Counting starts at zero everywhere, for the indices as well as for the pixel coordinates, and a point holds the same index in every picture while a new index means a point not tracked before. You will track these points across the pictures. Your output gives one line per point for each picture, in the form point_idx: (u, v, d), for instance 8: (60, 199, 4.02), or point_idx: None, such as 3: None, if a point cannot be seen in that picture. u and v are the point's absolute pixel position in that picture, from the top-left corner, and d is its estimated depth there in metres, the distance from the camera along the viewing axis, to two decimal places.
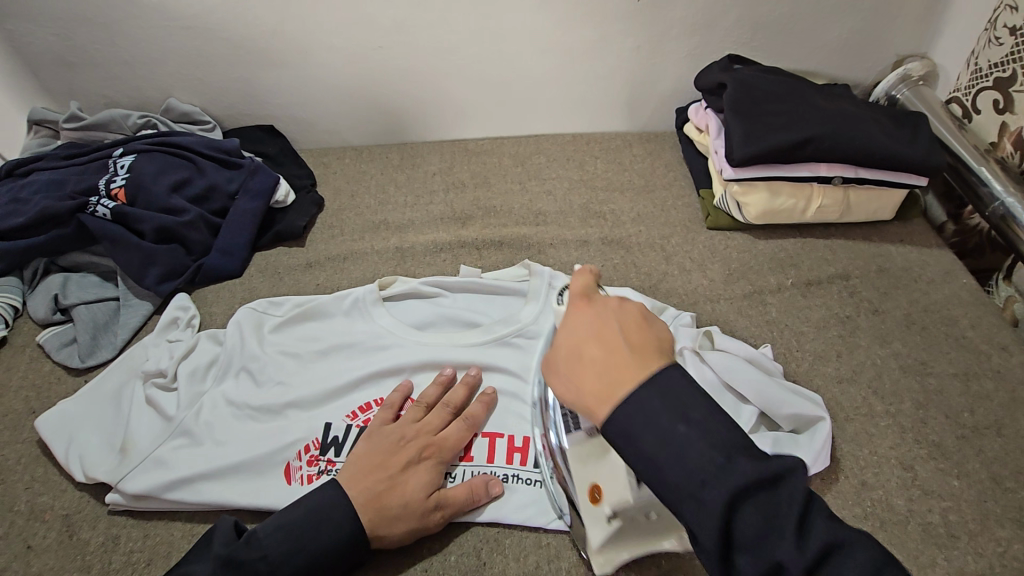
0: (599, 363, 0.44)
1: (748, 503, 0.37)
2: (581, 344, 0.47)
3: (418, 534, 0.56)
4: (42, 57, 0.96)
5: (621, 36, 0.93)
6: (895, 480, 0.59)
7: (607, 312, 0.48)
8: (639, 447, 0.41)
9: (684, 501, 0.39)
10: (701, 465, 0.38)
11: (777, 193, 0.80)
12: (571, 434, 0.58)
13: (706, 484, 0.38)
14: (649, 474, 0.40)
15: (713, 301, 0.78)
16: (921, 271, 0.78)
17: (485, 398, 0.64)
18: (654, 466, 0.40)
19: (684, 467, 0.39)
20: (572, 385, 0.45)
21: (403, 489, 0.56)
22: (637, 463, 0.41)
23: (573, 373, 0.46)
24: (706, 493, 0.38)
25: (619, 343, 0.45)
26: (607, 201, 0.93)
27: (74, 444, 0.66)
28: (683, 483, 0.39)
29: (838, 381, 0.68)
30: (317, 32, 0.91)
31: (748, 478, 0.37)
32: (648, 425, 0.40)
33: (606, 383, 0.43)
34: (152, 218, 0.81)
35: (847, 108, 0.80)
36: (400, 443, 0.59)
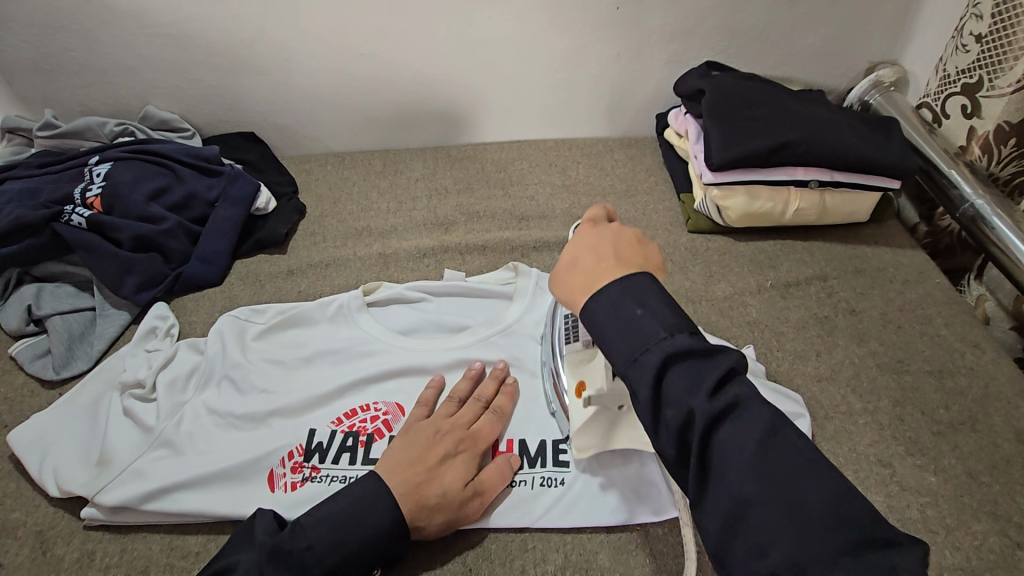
0: (587, 263, 0.46)
1: (680, 365, 0.40)
2: (572, 247, 0.49)
3: (459, 523, 0.57)
4: (16, 65, 0.94)
5: (601, 44, 0.94)
6: (874, 477, 0.60)
7: (606, 226, 0.50)
8: (606, 325, 0.43)
9: (627, 365, 0.42)
10: (646, 335, 0.42)
11: (755, 197, 0.82)
12: (569, 342, 0.61)
13: (647, 350, 0.41)
14: (607, 347, 0.43)
15: (696, 303, 0.78)
16: (896, 271, 0.80)
17: (497, 374, 0.66)
18: (604, 337, 0.43)
19: (633, 337, 0.42)
20: (558, 282, 0.48)
21: (441, 481, 0.56)
22: (598, 342, 0.44)
23: (561, 272, 0.48)
24: (642, 353, 0.41)
25: (609, 251, 0.47)
26: (590, 206, 0.94)
27: (48, 457, 0.64)
28: (629, 349, 0.42)
29: (818, 379, 0.69)
30: (295, 41, 0.91)
31: (679, 346, 0.40)
32: (618, 307, 0.43)
33: (590, 280, 0.46)
34: (130, 227, 0.80)
35: (822, 112, 0.82)
36: (436, 438, 0.59)
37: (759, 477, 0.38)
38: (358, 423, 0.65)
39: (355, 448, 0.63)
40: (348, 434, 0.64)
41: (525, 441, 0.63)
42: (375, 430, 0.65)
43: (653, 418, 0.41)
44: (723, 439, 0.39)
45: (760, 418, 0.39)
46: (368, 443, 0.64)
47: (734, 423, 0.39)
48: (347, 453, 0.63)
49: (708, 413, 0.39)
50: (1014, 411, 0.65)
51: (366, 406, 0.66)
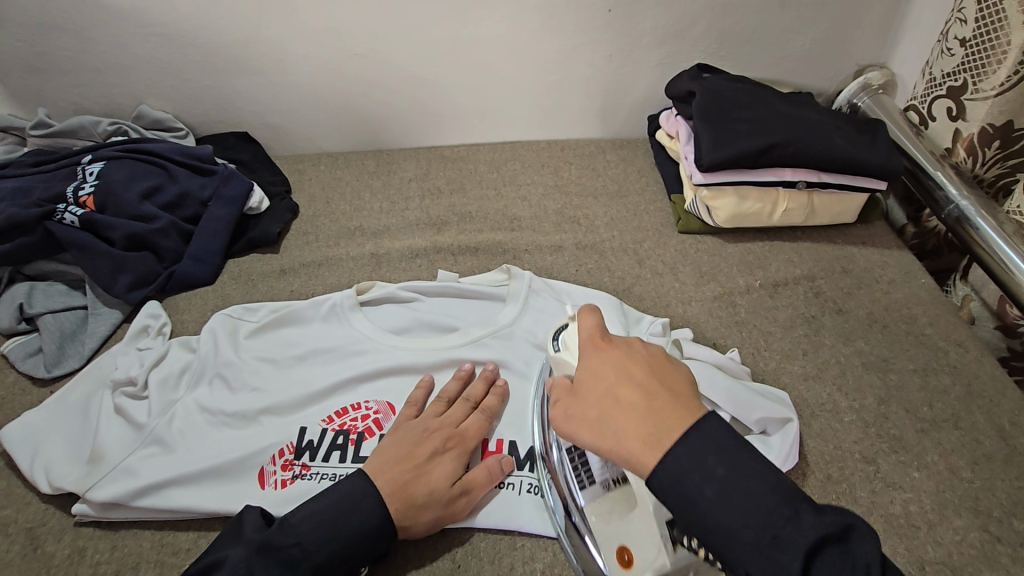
0: (640, 406, 0.43)
1: (822, 562, 0.37)
2: (612, 386, 0.45)
3: (446, 520, 0.57)
4: (9, 64, 0.95)
5: (593, 46, 0.95)
6: (858, 474, 0.61)
7: (632, 352, 0.47)
8: (708, 512, 0.40)
9: (759, 564, 0.38)
10: (772, 524, 0.38)
11: (744, 197, 0.83)
12: (586, 488, 0.56)
13: (779, 543, 0.38)
14: (722, 540, 0.40)
15: (685, 303, 0.79)
16: (882, 271, 0.81)
17: (486, 375, 0.67)
18: (722, 531, 0.39)
19: (757, 527, 0.39)
20: (610, 431, 0.44)
21: (428, 478, 0.57)
22: (709, 535, 0.40)
23: (609, 418, 0.44)
24: (779, 551, 0.38)
25: (653, 388, 0.44)
26: (582, 207, 0.94)
27: (38, 454, 0.64)
28: (757, 546, 0.38)
29: (804, 378, 0.69)
30: (289, 41, 0.92)
31: (816, 535, 0.38)
32: (705, 477, 0.40)
33: (649, 430, 0.42)
34: (123, 226, 0.80)
35: (811, 115, 0.83)
36: (425, 436, 0.60)
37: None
38: (349, 422, 0.65)
39: (346, 446, 0.64)
40: (338, 432, 0.65)
41: (515, 442, 0.64)
42: (366, 428, 0.65)
43: None
44: None
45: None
46: (358, 441, 0.64)
47: None
48: (337, 451, 0.63)
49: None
50: (996, 409, 0.66)
51: (357, 405, 0.67)
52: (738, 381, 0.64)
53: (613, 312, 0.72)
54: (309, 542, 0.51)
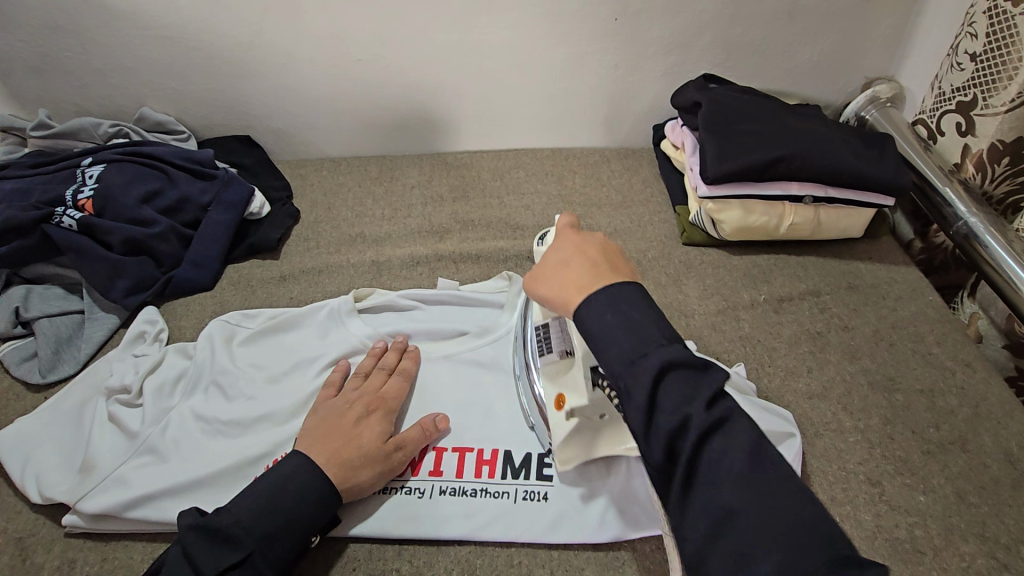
0: (582, 264, 0.47)
1: (675, 375, 0.41)
2: (561, 251, 0.49)
3: (389, 476, 0.60)
4: (11, 65, 0.94)
5: (599, 56, 0.94)
6: (863, 496, 0.60)
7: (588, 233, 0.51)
8: (597, 326, 0.44)
9: (623, 366, 0.42)
10: (646, 338, 0.42)
11: (750, 211, 0.81)
12: (543, 355, 0.61)
13: (646, 354, 0.41)
14: (601, 348, 0.43)
15: (689, 316, 0.78)
16: (889, 288, 0.80)
17: (398, 347, 0.69)
18: (602, 335, 0.43)
19: (631, 339, 0.42)
20: (549, 280, 0.48)
21: (357, 441, 0.59)
22: (592, 347, 0.44)
23: (552, 271, 0.48)
24: (643, 358, 0.41)
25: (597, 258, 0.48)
26: (585, 217, 0.94)
27: (29, 464, 0.63)
28: (626, 350, 0.42)
29: (808, 396, 0.68)
30: (294, 46, 0.91)
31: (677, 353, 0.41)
32: (608, 308, 0.44)
33: (581, 283, 0.46)
34: (120, 229, 0.79)
35: (818, 128, 0.82)
36: (345, 407, 0.62)
37: (740, 491, 0.38)
38: None
39: None
40: None
41: (511, 452, 0.63)
42: None
43: (647, 422, 0.41)
44: (716, 449, 0.39)
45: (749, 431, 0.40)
46: None
47: (722, 438, 0.40)
48: None
49: (703, 422, 0.39)
50: (1004, 432, 0.65)
51: None
52: (743, 395, 0.63)
53: None
54: (254, 530, 0.53)
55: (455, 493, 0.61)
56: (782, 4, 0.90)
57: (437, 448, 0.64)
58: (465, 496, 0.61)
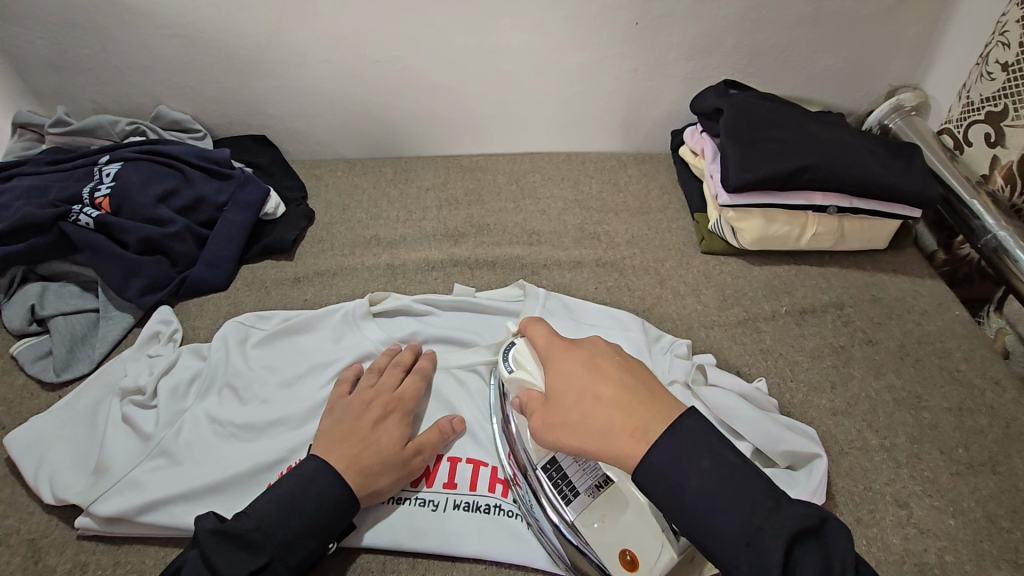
0: (618, 400, 0.46)
1: (802, 555, 0.39)
2: (591, 396, 0.48)
3: (406, 479, 0.59)
4: (29, 61, 0.94)
5: (619, 60, 0.93)
6: (890, 518, 0.59)
7: (600, 365, 0.50)
8: (695, 502, 0.41)
9: (741, 549, 0.40)
10: (755, 510, 0.40)
11: (772, 220, 0.80)
12: (573, 501, 0.56)
13: (763, 530, 0.39)
14: (709, 532, 0.41)
15: (708, 327, 0.77)
16: (914, 302, 0.78)
17: (412, 348, 0.69)
18: (708, 518, 0.41)
19: (740, 514, 0.40)
20: (591, 427, 0.46)
21: (377, 445, 0.59)
22: (694, 522, 0.41)
23: (589, 414, 0.47)
24: (761, 540, 0.39)
25: (630, 393, 0.47)
26: (602, 223, 0.92)
27: (42, 464, 0.63)
28: (739, 530, 0.40)
29: (832, 413, 0.67)
30: (311, 46, 0.91)
31: (798, 525, 0.39)
32: (691, 471, 0.42)
33: (633, 428, 0.45)
34: (136, 228, 0.79)
35: (843, 136, 0.81)
36: (363, 408, 0.62)
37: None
38: None
39: None
40: None
41: None
42: None
43: None
44: None
45: None
46: None
47: None
48: None
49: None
50: None
51: None
52: (764, 412, 0.62)
53: (634, 335, 0.71)
54: (274, 536, 0.52)
55: (469, 508, 0.61)
56: (807, 10, 0.88)
57: (451, 459, 0.64)
58: (479, 511, 0.60)
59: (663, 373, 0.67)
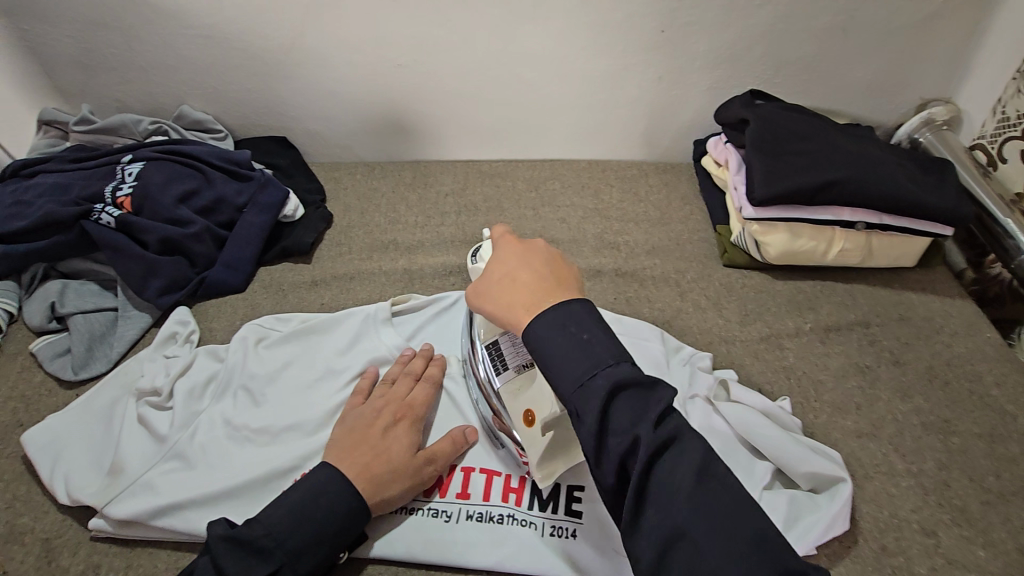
0: (529, 280, 0.49)
1: (623, 397, 0.42)
2: (509, 272, 0.50)
3: (418, 489, 0.59)
4: (57, 59, 0.95)
5: (643, 68, 0.92)
6: (917, 547, 0.57)
7: (532, 249, 0.51)
8: (548, 348, 0.45)
9: (574, 388, 0.43)
10: (596, 359, 0.43)
11: (797, 234, 0.78)
12: (501, 373, 0.60)
13: (595, 375, 0.43)
14: (553, 370, 0.44)
15: (729, 342, 0.75)
16: (943, 322, 0.76)
17: (424, 353, 0.69)
18: (553, 362, 0.44)
19: (581, 361, 0.43)
20: (497, 299, 0.49)
21: (387, 454, 0.58)
22: (543, 365, 0.45)
23: (500, 289, 0.50)
24: (593, 382, 0.42)
25: (544, 276, 0.49)
26: (622, 232, 0.91)
27: (58, 465, 0.63)
28: (577, 372, 0.43)
29: (857, 435, 0.65)
30: (334, 49, 0.90)
31: (627, 375, 0.43)
32: (558, 328, 0.45)
33: (528, 302, 0.48)
34: (157, 229, 0.79)
35: (872, 150, 0.79)
36: (373, 416, 0.61)
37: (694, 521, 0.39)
38: None
39: None
40: None
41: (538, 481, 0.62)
42: None
43: (596, 445, 0.42)
44: (662, 472, 0.40)
45: (693, 452, 0.41)
46: None
47: (673, 457, 0.41)
48: None
49: (650, 441, 0.40)
50: None
51: None
52: (788, 432, 0.60)
53: (653, 347, 0.70)
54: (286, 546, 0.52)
55: (482, 519, 0.60)
56: (837, 20, 0.86)
57: (465, 468, 0.63)
58: (491, 522, 0.59)
59: (684, 385, 0.66)
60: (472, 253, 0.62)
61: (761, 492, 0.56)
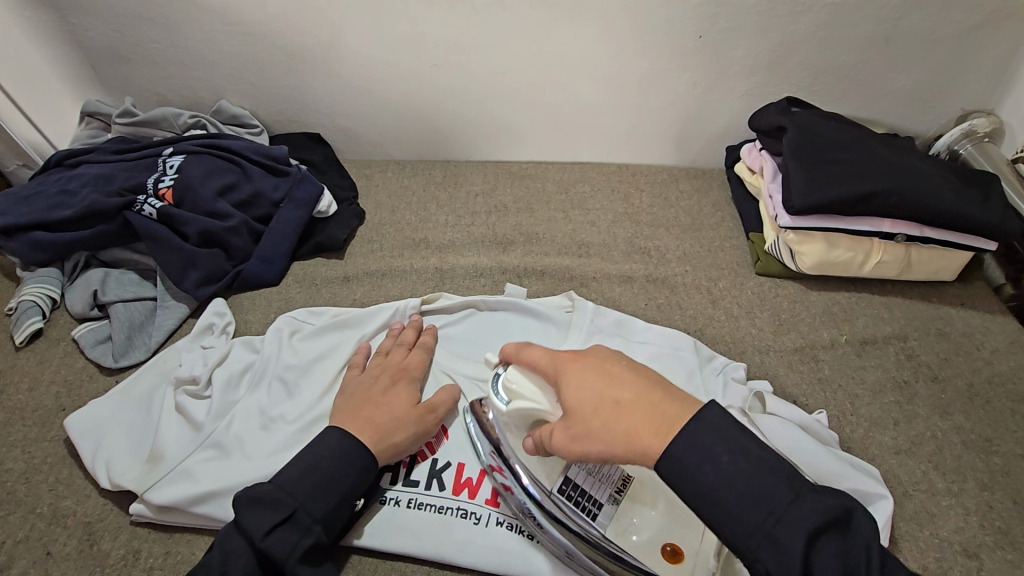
0: (633, 399, 0.46)
1: (822, 546, 0.39)
2: (605, 398, 0.47)
3: (422, 438, 0.61)
4: (100, 52, 0.97)
5: (679, 73, 0.91)
6: (959, 568, 0.56)
7: (606, 368, 0.49)
8: (721, 499, 0.41)
9: (759, 541, 0.40)
10: (774, 503, 0.40)
11: (834, 245, 0.77)
12: (601, 515, 0.55)
13: (780, 525, 0.39)
14: (731, 524, 0.41)
15: (763, 353, 0.75)
16: (984, 338, 0.74)
17: (415, 324, 0.72)
18: (726, 507, 0.41)
19: (756, 506, 0.40)
20: (617, 431, 0.45)
21: (389, 406, 0.61)
22: (712, 511, 0.41)
23: (607, 420, 0.46)
24: (780, 534, 0.39)
25: (644, 388, 0.47)
26: (653, 237, 0.91)
27: (100, 449, 0.64)
28: (757, 522, 0.40)
29: (895, 451, 0.64)
30: (370, 47, 0.91)
31: (817, 516, 0.39)
32: (706, 459, 0.42)
33: (653, 424, 0.44)
34: (196, 221, 0.80)
35: (913, 159, 0.77)
36: (374, 379, 0.64)
37: None
38: None
39: (398, 469, 0.63)
40: None
41: None
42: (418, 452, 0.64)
43: None
44: None
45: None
46: (410, 465, 0.63)
47: None
48: (388, 474, 0.63)
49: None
50: None
51: None
52: (825, 446, 0.60)
53: (687, 357, 0.69)
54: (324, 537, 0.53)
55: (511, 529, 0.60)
56: (880, 29, 0.85)
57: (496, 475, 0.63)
58: (521, 535, 0.59)
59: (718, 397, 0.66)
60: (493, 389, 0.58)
61: None
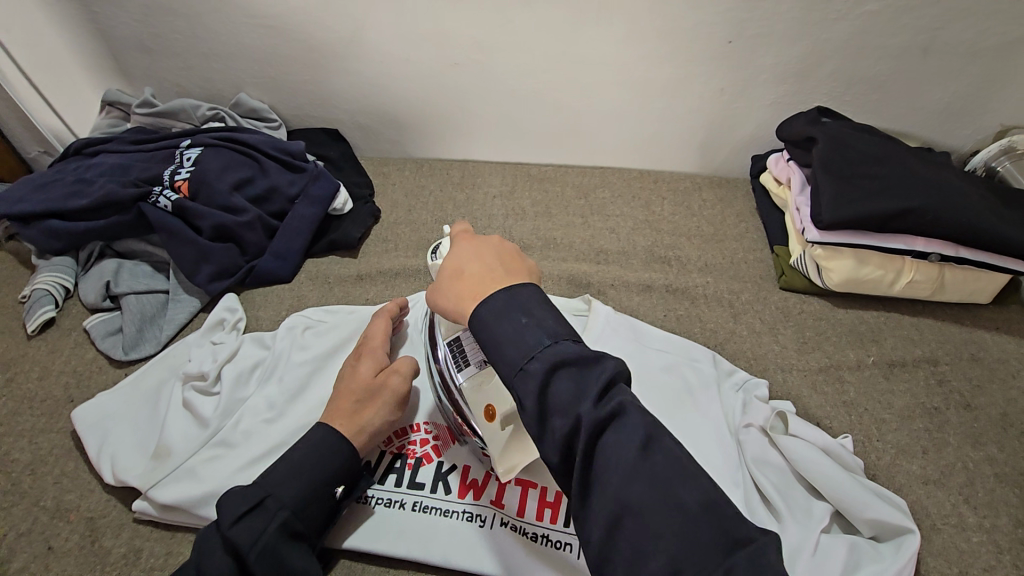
0: (477, 269, 0.46)
1: (563, 373, 0.39)
2: (457, 264, 0.47)
3: (388, 406, 0.59)
4: (122, 41, 0.96)
5: (707, 79, 0.88)
6: None
7: (481, 241, 0.49)
8: (494, 335, 0.41)
9: (514, 373, 0.40)
10: (531, 344, 0.40)
11: (864, 262, 0.75)
12: (462, 369, 0.56)
13: (534, 358, 0.39)
14: (497, 356, 0.41)
15: (785, 370, 0.72)
16: (1019, 366, 0.71)
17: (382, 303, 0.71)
18: (495, 342, 0.41)
19: (517, 345, 0.40)
20: (447, 292, 0.46)
21: (348, 387, 0.60)
22: (490, 345, 0.42)
23: (450, 282, 0.47)
24: (531, 365, 0.39)
25: (495, 265, 0.46)
26: (673, 247, 0.89)
27: (106, 443, 0.63)
28: (516, 357, 0.40)
29: (923, 482, 0.62)
30: (392, 44, 0.89)
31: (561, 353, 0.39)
32: None
33: (476, 288, 0.44)
34: (210, 215, 0.79)
35: (950, 176, 0.74)
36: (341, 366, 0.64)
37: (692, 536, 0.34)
38: (407, 445, 0.64)
39: (402, 470, 0.62)
40: (396, 455, 0.63)
41: None
42: (423, 454, 0.63)
43: (541, 429, 0.38)
44: (605, 445, 0.37)
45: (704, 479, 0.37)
46: (415, 467, 0.62)
47: (615, 433, 0.37)
48: (392, 475, 0.62)
49: (592, 420, 0.37)
50: None
51: (416, 427, 0.65)
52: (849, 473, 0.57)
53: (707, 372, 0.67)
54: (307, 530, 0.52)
55: (517, 534, 0.58)
56: (919, 39, 0.82)
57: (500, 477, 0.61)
58: (527, 540, 0.57)
59: (737, 413, 0.63)
60: (432, 252, 0.57)
61: (819, 534, 0.53)
